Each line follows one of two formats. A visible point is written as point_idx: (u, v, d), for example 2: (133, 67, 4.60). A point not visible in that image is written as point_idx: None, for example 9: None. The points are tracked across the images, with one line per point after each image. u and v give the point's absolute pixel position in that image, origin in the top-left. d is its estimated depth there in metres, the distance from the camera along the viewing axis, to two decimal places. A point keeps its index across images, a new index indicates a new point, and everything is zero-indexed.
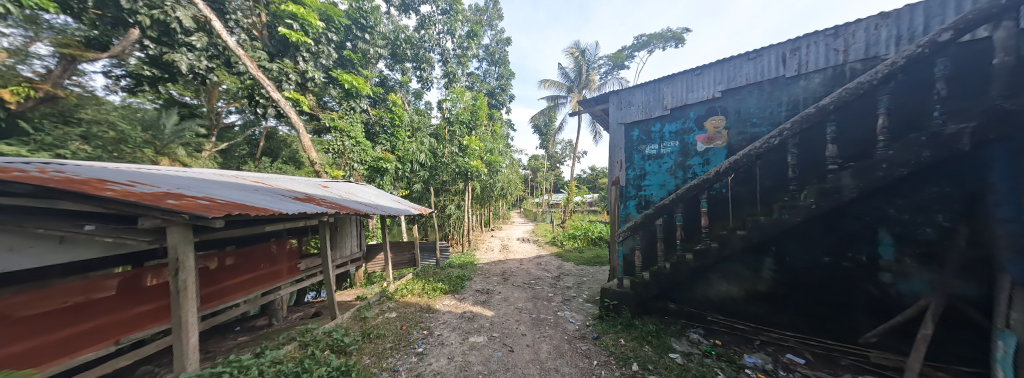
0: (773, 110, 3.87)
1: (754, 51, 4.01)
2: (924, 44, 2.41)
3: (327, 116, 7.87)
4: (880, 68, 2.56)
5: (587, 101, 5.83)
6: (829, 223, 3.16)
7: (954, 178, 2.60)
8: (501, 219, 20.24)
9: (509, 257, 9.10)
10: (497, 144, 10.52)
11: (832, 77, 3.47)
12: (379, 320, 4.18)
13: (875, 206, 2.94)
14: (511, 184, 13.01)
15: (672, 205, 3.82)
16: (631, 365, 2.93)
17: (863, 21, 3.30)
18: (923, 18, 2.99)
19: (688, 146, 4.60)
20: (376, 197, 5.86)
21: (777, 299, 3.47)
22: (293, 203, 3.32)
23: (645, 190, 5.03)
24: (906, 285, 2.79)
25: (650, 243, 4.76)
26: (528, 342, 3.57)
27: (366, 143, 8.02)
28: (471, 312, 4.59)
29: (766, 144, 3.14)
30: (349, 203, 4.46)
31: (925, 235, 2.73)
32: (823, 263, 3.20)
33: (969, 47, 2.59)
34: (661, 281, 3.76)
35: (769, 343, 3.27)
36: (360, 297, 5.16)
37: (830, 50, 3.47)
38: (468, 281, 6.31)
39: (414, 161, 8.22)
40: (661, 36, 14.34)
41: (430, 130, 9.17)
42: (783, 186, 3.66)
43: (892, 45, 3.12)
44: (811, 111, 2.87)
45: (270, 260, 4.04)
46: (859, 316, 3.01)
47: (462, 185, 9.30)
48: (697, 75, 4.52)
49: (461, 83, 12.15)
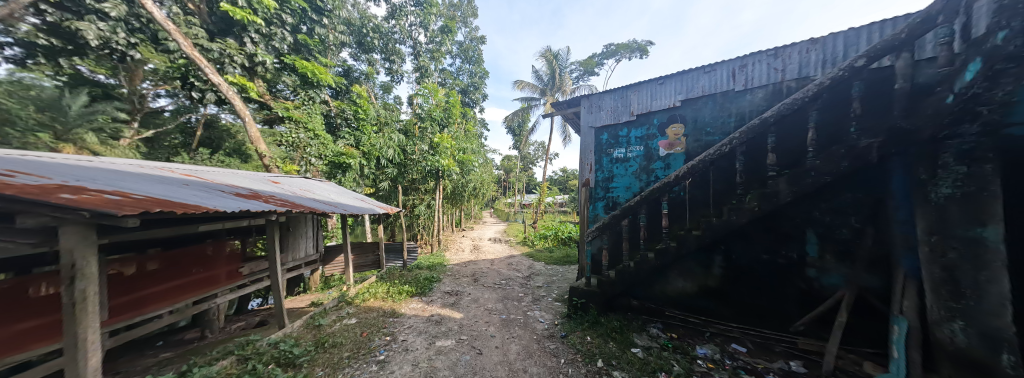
0: (724, 120, 4.21)
1: (709, 65, 4.35)
2: (844, 68, 2.75)
3: (280, 105, 7.21)
4: (811, 88, 2.90)
5: (560, 104, 5.95)
6: (768, 224, 3.51)
7: (865, 185, 3.01)
8: (472, 219, 20.03)
9: (480, 257, 9.03)
10: (470, 143, 10.39)
11: (773, 92, 3.86)
12: (336, 327, 3.88)
13: (804, 209, 3.32)
14: (483, 184, 12.89)
15: (636, 206, 4.00)
16: (596, 362, 3.01)
17: (797, 44, 3.72)
18: (843, 46, 3.43)
19: (652, 151, 4.87)
20: (337, 195, 5.46)
21: (725, 294, 3.79)
22: (233, 200, 2.96)
23: (613, 192, 5.25)
24: (827, 279, 3.19)
25: (616, 242, 4.97)
26: (496, 344, 3.53)
27: (327, 137, 7.47)
28: (438, 315, 4.45)
29: (719, 151, 3.40)
30: (305, 201, 4.12)
31: (841, 235, 3.13)
32: (762, 260, 3.55)
33: (877, 73, 3.01)
34: (626, 279, 3.92)
35: (717, 334, 3.55)
36: (317, 303, 4.77)
37: (771, 68, 3.87)
38: (437, 283, 6.12)
39: (382, 157, 7.83)
40: (628, 47, 15.13)
41: (399, 126, 8.76)
42: (731, 190, 4.00)
43: (819, 68, 3.55)
44: (755, 123, 3.16)
45: (205, 264, 3.58)
46: (791, 307, 3.37)
47: (432, 183, 9.03)
48: (660, 85, 4.81)
49: (433, 78, 11.81)
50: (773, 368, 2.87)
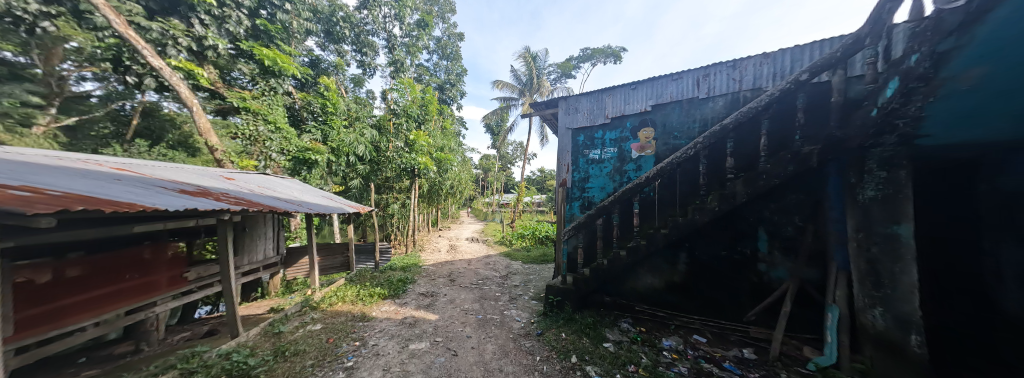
0: (689, 125, 4.48)
1: (676, 73, 4.61)
2: (792, 81, 3.03)
3: (236, 94, 6.61)
4: (764, 98, 3.16)
5: (539, 104, 6.01)
6: (726, 223, 3.79)
7: (807, 187, 3.34)
8: (449, 219, 19.70)
9: (457, 258, 8.90)
10: (448, 141, 10.22)
11: (731, 101, 4.17)
12: (299, 334, 3.63)
13: (756, 209, 3.62)
14: (461, 182, 12.70)
15: (610, 206, 4.14)
16: (570, 358, 3.08)
17: (752, 58, 4.05)
18: (790, 61, 3.78)
19: (625, 153, 5.06)
20: (301, 193, 5.11)
21: (688, 288, 4.04)
22: (177, 197, 2.66)
23: (588, 192, 5.40)
24: (774, 272, 3.51)
25: (591, 241, 5.12)
26: (472, 344, 3.50)
27: (290, 130, 6.97)
28: (412, 317, 4.32)
29: (685, 154, 3.61)
30: (264, 199, 3.80)
31: (787, 232, 3.46)
32: (721, 256, 3.83)
33: (817, 87, 3.36)
34: (599, 276, 4.05)
35: (681, 327, 3.77)
36: (277, 309, 4.44)
37: (730, 79, 4.17)
38: (411, 284, 5.94)
39: (353, 154, 7.45)
40: (603, 52, 15.64)
41: (372, 121, 8.41)
42: (695, 191, 4.26)
43: (771, 80, 3.89)
44: (717, 129, 3.40)
45: (141, 269, 3.21)
46: (745, 299, 3.67)
47: (407, 182, 8.75)
48: (632, 90, 5.02)
49: (409, 74, 11.45)
50: (728, 356, 3.10)
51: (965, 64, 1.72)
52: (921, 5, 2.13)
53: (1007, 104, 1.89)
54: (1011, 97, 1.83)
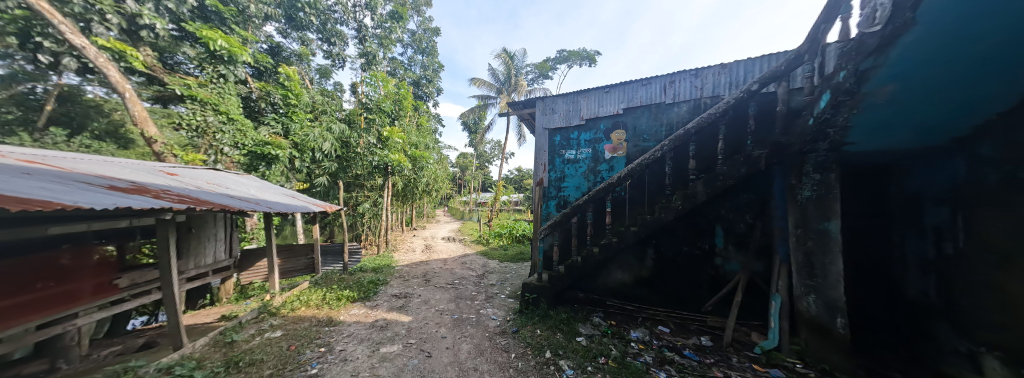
0: (657, 129, 4.73)
1: (646, 78, 4.85)
2: (746, 91, 3.31)
3: (178, 80, 5.94)
4: (722, 106, 3.42)
5: (516, 104, 6.04)
6: (688, 221, 4.06)
7: (756, 188, 3.68)
8: (424, 218, 19.23)
9: (432, 257, 8.72)
10: (424, 138, 9.97)
11: (694, 107, 4.46)
12: (255, 342, 3.36)
13: (714, 207, 3.92)
14: (437, 181, 12.44)
15: (584, 205, 4.27)
16: (544, 353, 3.15)
17: (712, 67, 4.36)
18: (744, 72, 4.12)
19: (598, 154, 5.24)
20: (259, 191, 4.73)
21: (655, 283, 4.28)
22: (108, 195, 2.36)
23: (564, 191, 5.52)
24: (728, 266, 3.83)
25: (566, 239, 5.24)
26: (447, 344, 3.46)
27: (246, 122, 6.40)
28: (383, 320, 4.17)
29: (653, 156, 3.81)
30: (215, 197, 3.47)
31: (739, 229, 3.78)
32: (683, 251, 4.10)
33: (766, 97, 3.70)
34: (573, 273, 4.16)
35: (648, 318, 4.00)
36: (230, 316, 4.08)
37: (693, 86, 4.47)
38: (383, 286, 5.74)
39: (319, 149, 7.03)
40: (578, 55, 16.04)
41: (341, 116, 8.00)
42: (661, 191, 4.52)
43: (728, 88, 4.21)
44: (681, 133, 3.62)
45: (59, 276, 2.81)
46: (703, 291, 3.96)
47: (380, 179, 8.42)
48: (606, 93, 5.22)
49: (382, 67, 10.99)
50: (688, 344, 3.33)
51: (880, 82, 2.01)
52: (848, 27, 2.42)
53: (912, 115, 2.23)
54: (915, 108, 2.17)
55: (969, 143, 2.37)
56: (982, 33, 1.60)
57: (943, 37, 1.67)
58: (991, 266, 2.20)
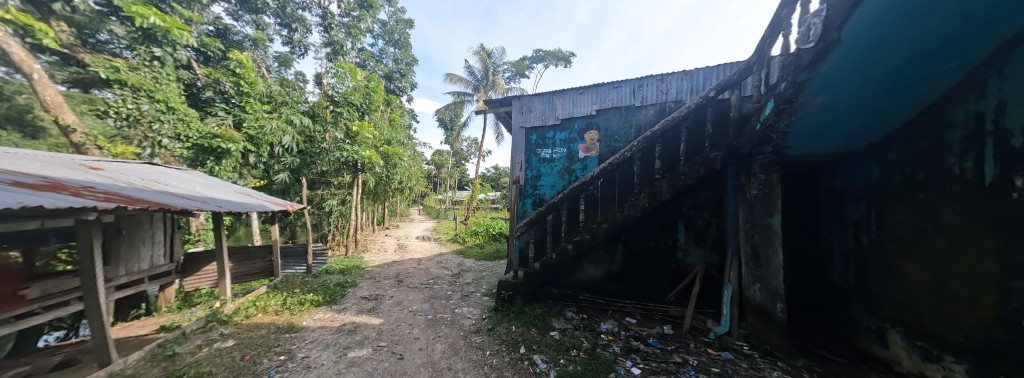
0: (627, 130, 4.95)
1: (617, 82, 5.06)
2: (705, 97, 3.56)
3: (102, 62, 5.18)
4: (684, 109, 3.65)
5: (493, 102, 6.03)
6: (654, 217, 4.31)
7: (713, 187, 3.99)
8: (397, 217, 18.59)
9: (405, 257, 8.47)
10: (398, 134, 9.63)
11: (660, 110, 4.72)
12: (201, 354, 3.06)
13: (677, 205, 4.19)
14: (411, 178, 12.08)
15: (559, 202, 4.37)
16: (519, 349, 3.19)
17: (676, 73, 4.65)
18: (704, 79, 4.43)
19: (573, 153, 5.38)
20: (208, 188, 4.30)
21: (624, 277, 4.50)
22: (13, 192, 2.03)
23: (540, 190, 5.61)
24: (689, 259, 4.11)
25: (542, 237, 5.31)
26: (420, 346, 3.39)
27: (189, 111, 5.75)
28: (351, 323, 3.98)
29: (623, 156, 3.99)
30: (153, 195, 3.10)
31: (698, 224, 4.07)
32: (650, 246, 4.34)
33: (722, 103, 4.01)
34: (548, 270, 4.26)
35: (617, 311, 4.20)
36: (171, 327, 3.67)
37: (659, 91, 4.73)
38: (351, 288, 5.48)
39: (278, 144, 6.52)
40: (554, 55, 16.31)
41: (305, 108, 7.49)
42: (630, 189, 4.74)
43: (689, 94, 4.51)
44: (648, 134, 3.82)
45: None
46: (666, 283, 4.23)
47: (349, 176, 8.02)
48: (580, 94, 5.37)
49: (350, 58, 10.41)
50: (652, 333, 3.54)
51: (813, 92, 2.26)
52: (788, 43, 2.70)
53: (837, 125, 2.55)
54: (840, 119, 2.48)
55: (881, 148, 2.73)
56: (890, 44, 1.88)
57: (862, 47, 1.92)
58: (893, 254, 2.59)
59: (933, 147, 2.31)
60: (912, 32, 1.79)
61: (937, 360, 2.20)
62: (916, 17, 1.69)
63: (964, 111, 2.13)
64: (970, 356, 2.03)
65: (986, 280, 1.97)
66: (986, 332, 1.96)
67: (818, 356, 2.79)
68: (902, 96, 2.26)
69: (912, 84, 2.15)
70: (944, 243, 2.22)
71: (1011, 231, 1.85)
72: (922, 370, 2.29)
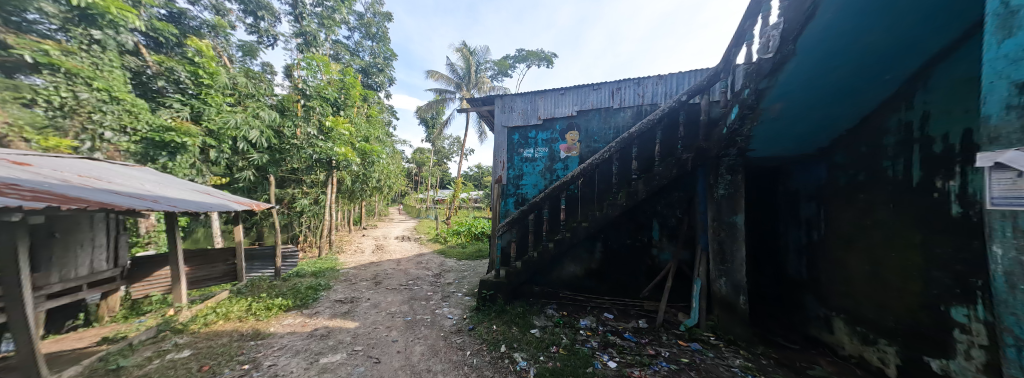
0: (606, 131, 5.09)
1: (597, 84, 5.18)
2: (678, 101, 3.73)
3: (27, 43, 4.47)
4: (659, 112, 3.80)
5: (475, 100, 5.98)
6: (631, 216, 4.46)
7: (684, 186, 4.20)
8: (375, 216, 17.96)
9: (384, 258, 8.22)
10: (376, 131, 9.33)
11: (637, 113, 4.89)
12: (151, 367, 2.80)
13: (652, 204, 4.35)
14: (391, 177, 11.74)
15: (541, 202, 4.42)
16: (499, 347, 3.20)
17: (652, 77, 4.83)
18: (677, 83, 4.64)
19: (554, 153, 5.45)
20: (160, 187, 3.94)
21: (602, 274, 4.62)
22: None
23: (522, 189, 5.64)
24: (662, 255, 4.30)
25: (524, 236, 5.33)
26: (398, 348, 3.31)
27: (137, 101, 5.26)
28: (324, 328, 3.81)
29: (602, 156, 4.09)
30: (92, 193, 2.80)
31: (671, 222, 4.27)
32: (627, 243, 4.49)
33: (693, 107, 4.22)
34: (529, 268, 4.30)
35: (595, 307, 4.31)
36: (115, 339, 3.34)
37: (636, 94, 4.90)
38: (325, 291, 5.25)
39: (243, 139, 6.12)
40: (536, 55, 16.42)
41: (274, 101, 7.06)
42: (608, 189, 4.88)
43: (664, 97, 4.70)
44: (626, 135, 3.95)
45: None
46: (642, 279, 4.40)
47: (323, 174, 7.68)
48: (561, 95, 5.45)
49: (324, 50, 9.93)
50: (628, 327, 3.67)
51: (773, 99, 2.43)
52: (751, 52, 2.89)
53: (792, 130, 2.77)
54: (795, 125, 2.69)
55: (829, 153, 2.99)
56: (838, 53, 2.06)
57: (815, 56, 2.09)
58: (839, 248, 2.85)
59: (872, 152, 2.56)
60: (856, 42, 1.97)
61: (873, 343, 2.46)
62: (859, 27, 1.87)
63: (896, 120, 2.38)
64: (899, 339, 2.29)
65: (912, 271, 2.22)
66: (913, 317, 2.21)
67: (775, 343, 3.03)
68: (846, 104, 2.48)
69: (854, 94, 2.38)
70: (879, 237, 2.47)
71: (934, 227, 2.09)
72: (861, 353, 2.56)
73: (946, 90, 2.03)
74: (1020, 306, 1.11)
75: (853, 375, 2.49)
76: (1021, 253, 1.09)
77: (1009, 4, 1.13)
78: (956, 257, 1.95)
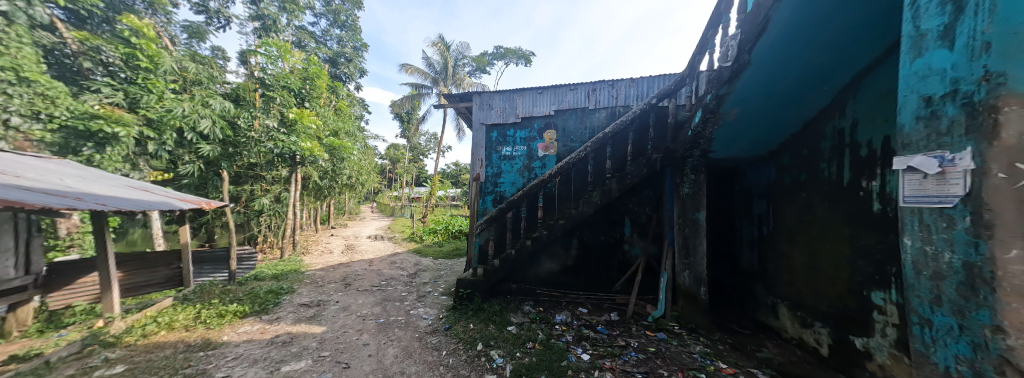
0: (582, 131, 5.21)
1: (573, 84, 5.29)
2: (649, 104, 3.89)
3: None
4: (631, 114, 3.95)
5: (453, 96, 5.86)
6: (605, 214, 4.60)
7: (653, 185, 4.43)
8: (346, 215, 17.06)
9: (355, 258, 7.85)
10: (346, 125, 8.87)
11: (611, 114, 5.06)
12: None
13: (625, 202, 4.53)
14: (363, 173, 11.23)
15: (519, 200, 4.44)
16: (476, 346, 3.18)
17: (624, 80, 5.02)
18: (648, 87, 4.85)
19: (532, 151, 5.49)
20: (87, 183, 3.45)
21: (578, 270, 4.75)
22: None
23: (500, 187, 5.62)
24: (633, 251, 4.50)
25: (502, 234, 5.33)
26: (370, 352, 3.18)
27: (55, 84, 4.54)
28: (287, 334, 3.57)
29: (578, 155, 4.18)
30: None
31: (640, 219, 4.48)
32: (600, 240, 4.65)
33: (661, 110, 4.45)
34: (507, 266, 4.31)
35: (570, 302, 4.43)
36: (27, 356, 2.89)
37: (611, 95, 5.06)
38: (288, 294, 4.92)
39: (191, 130, 5.49)
40: (514, 53, 16.42)
41: (227, 90, 6.46)
42: (584, 187, 5.00)
43: (635, 99, 4.91)
44: (601, 136, 4.06)
45: None
46: (614, 274, 4.58)
47: (285, 170, 7.27)
48: (539, 94, 5.50)
49: (285, 36, 9.23)
50: (601, 320, 3.81)
51: (733, 105, 2.62)
52: (712, 60, 3.09)
53: (748, 134, 3.01)
54: (750, 129, 2.93)
55: (777, 155, 3.28)
56: (786, 64, 2.27)
57: (767, 65, 2.28)
58: (784, 241, 3.15)
59: (812, 155, 2.85)
60: (798, 56, 2.21)
61: (811, 326, 2.76)
62: (803, 40, 2.10)
63: (831, 127, 2.66)
64: (831, 321, 2.58)
65: (842, 260, 2.50)
66: (842, 302, 2.50)
67: (730, 330, 3.31)
68: (792, 112, 2.74)
69: (797, 103, 2.64)
70: (817, 231, 2.75)
71: (859, 222, 2.38)
72: (801, 335, 2.86)
73: (871, 101, 2.30)
74: (922, 289, 1.28)
75: (794, 355, 2.78)
76: (924, 243, 1.26)
77: (920, 27, 1.30)
78: (876, 248, 2.23)
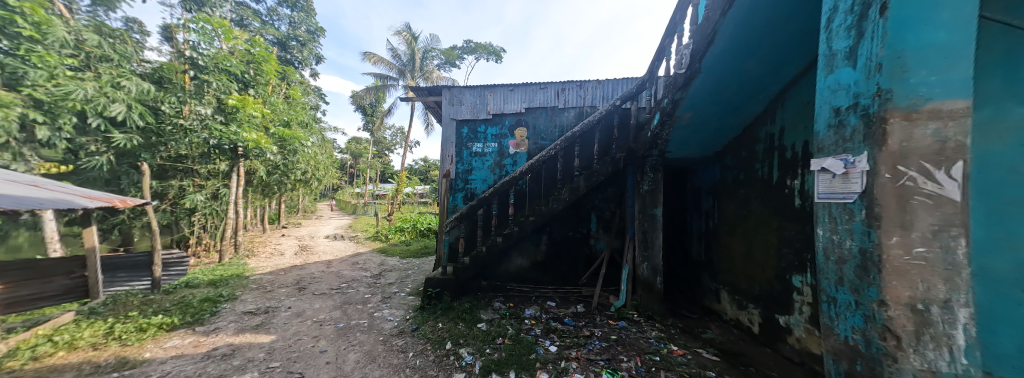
0: (552, 130, 5.31)
1: (543, 83, 5.37)
2: (614, 105, 4.08)
3: None
4: (597, 114, 4.11)
5: (421, 89, 5.62)
6: (573, 210, 4.76)
7: (616, 183, 4.67)
8: (300, 214, 15.68)
9: (311, 260, 7.26)
10: (300, 115, 8.14)
11: (579, 114, 5.22)
12: None
13: (591, 198, 4.72)
14: (320, 168, 10.39)
15: (490, 197, 4.41)
16: (445, 345, 3.13)
17: (591, 81, 5.20)
18: (612, 89, 5.09)
19: (504, 148, 5.48)
20: None
21: (547, 265, 4.86)
22: None
23: (471, 184, 5.55)
24: (598, 245, 4.71)
25: (472, 231, 5.27)
26: (328, 359, 2.97)
27: None
28: (228, 346, 3.20)
29: (548, 153, 4.26)
30: None
31: (605, 214, 4.70)
32: (568, 235, 4.80)
33: (624, 112, 4.70)
34: (477, 264, 4.27)
35: (540, 297, 4.54)
36: None
37: (579, 95, 5.23)
38: (229, 302, 4.41)
39: (98, 114, 4.62)
40: (485, 48, 16.20)
41: (148, 69, 5.54)
42: (553, 184, 5.12)
43: (601, 100, 5.12)
44: (570, 134, 4.18)
45: None
46: (581, 267, 4.77)
47: (224, 165, 6.58)
48: (510, 91, 5.49)
49: (222, 12, 8.15)
50: (568, 312, 3.96)
51: (688, 108, 2.83)
52: (668, 67, 3.32)
53: (699, 136, 3.29)
54: (700, 131, 3.20)
55: (721, 156, 3.64)
56: (732, 73, 2.50)
57: (717, 74, 2.49)
58: (725, 233, 3.51)
59: (749, 156, 3.20)
60: (740, 66, 2.46)
61: (746, 308, 3.12)
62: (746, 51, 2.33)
63: (765, 132, 3.00)
64: (761, 302, 2.94)
65: (771, 249, 2.85)
66: (770, 286, 2.85)
67: (681, 315, 3.63)
68: (735, 117, 3.05)
69: (739, 109, 2.94)
70: (752, 224, 3.10)
71: (785, 215, 2.72)
72: (738, 316, 3.22)
73: (795, 110, 2.64)
74: (828, 272, 1.50)
75: (732, 334, 3.12)
76: (831, 233, 1.48)
77: (832, 47, 1.51)
78: (796, 238, 2.58)
